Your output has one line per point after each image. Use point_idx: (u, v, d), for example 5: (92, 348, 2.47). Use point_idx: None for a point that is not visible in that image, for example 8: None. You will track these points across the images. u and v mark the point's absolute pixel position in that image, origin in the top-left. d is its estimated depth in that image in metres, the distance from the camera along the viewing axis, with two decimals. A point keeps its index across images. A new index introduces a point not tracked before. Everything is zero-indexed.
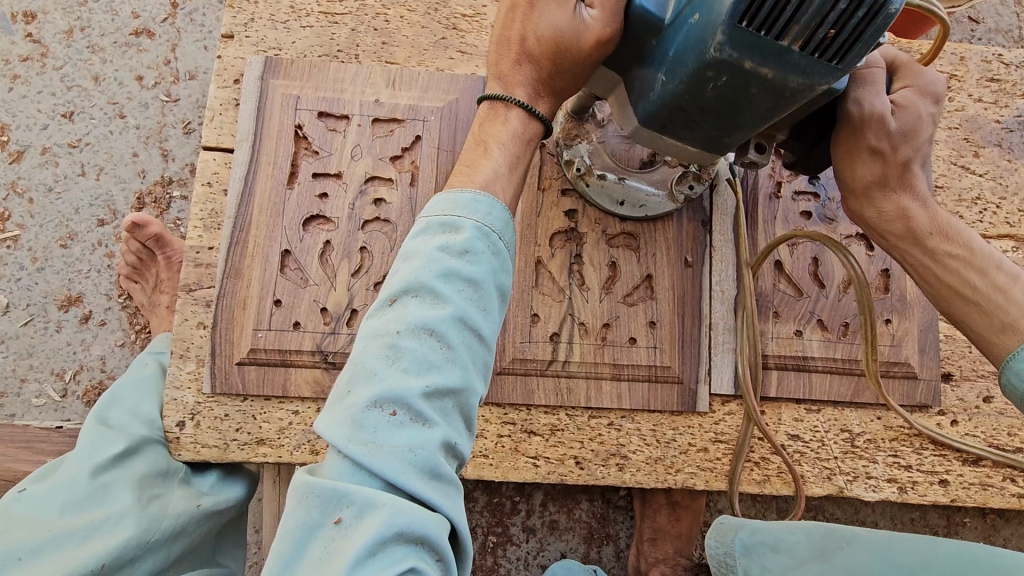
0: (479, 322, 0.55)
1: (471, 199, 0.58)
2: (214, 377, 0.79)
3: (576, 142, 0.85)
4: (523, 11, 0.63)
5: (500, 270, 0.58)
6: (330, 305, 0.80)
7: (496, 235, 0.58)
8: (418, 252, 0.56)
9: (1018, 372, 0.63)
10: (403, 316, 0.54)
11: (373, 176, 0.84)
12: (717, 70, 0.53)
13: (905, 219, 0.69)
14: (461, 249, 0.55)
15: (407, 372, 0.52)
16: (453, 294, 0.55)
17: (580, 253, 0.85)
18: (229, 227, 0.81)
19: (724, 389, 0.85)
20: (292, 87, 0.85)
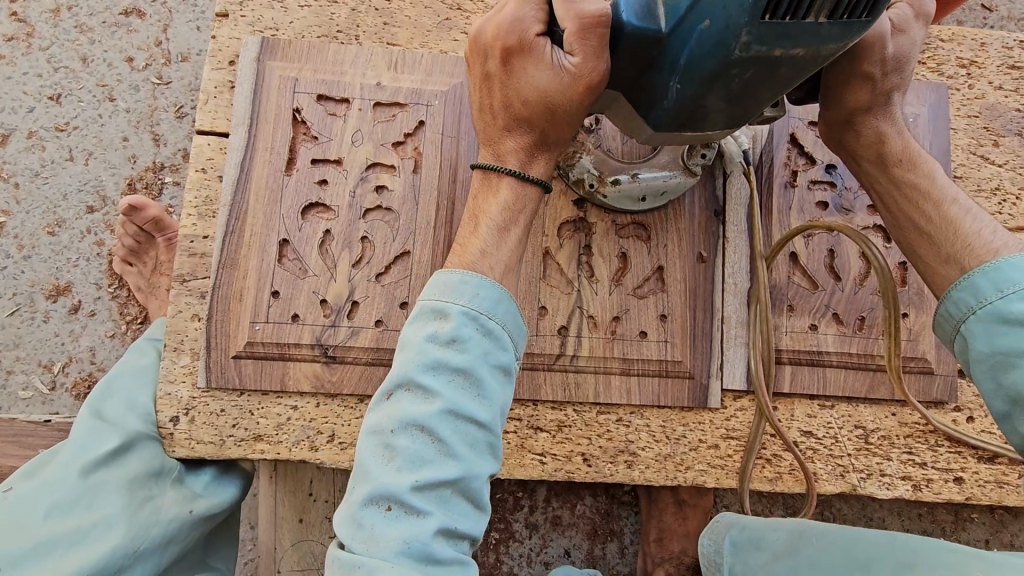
0: (473, 409, 0.53)
1: (459, 280, 0.56)
2: (209, 371, 0.76)
3: (576, 159, 0.82)
4: (497, 79, 0.60)
5: (494, 351, 0.55)
6: (330, 297, 0.77)
7: (486, 316, 0.55)
8: (408, 344, 0.55)
9: (957, 301, 0.60)
10: (396, 412, 0.54)
11: (375, 163, 0.81)
12: (742, 67, 0.51)
13: (880, 145, 0.67)
14: (447, 338, 0.54)
15: (398, 470, 0.51)
16: (443, 384, 0.53)
17: (589, 244, 0.82)
18: (224, 214, 0.78)
19: (736, 384, 0.83)
20: (290, 68, 0.82)
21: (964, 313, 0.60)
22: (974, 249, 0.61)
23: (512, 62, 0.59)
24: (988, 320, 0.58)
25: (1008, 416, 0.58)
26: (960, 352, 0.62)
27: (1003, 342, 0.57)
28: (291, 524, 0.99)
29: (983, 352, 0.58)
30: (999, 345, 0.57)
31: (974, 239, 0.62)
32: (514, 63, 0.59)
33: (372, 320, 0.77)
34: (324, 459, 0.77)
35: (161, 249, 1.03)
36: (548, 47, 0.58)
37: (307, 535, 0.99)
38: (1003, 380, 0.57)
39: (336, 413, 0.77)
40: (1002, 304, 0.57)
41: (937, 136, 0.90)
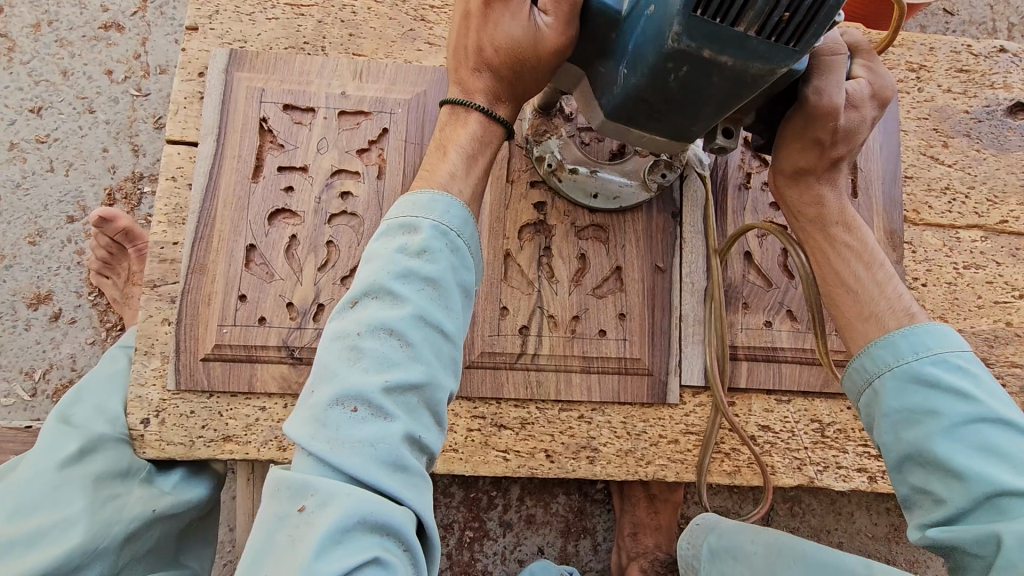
0: (441, 319, 0.55)
1: (430, 199, 0.58)
2: (178, 374, 0.78)
3: (545, 138, 0.85)
4: (476, 21, 0.62)
5: (462, 268, 0.58)
6: (296, 300, 0.79)
7: (456, 234, 0.57)
8: (378, 254, 0.56)
9: (875, 357, 0.63)
10: (364, 318, 0.54)
11: (339, 169, 0.83)
12: (676, 62, 0.53)
13: (818, 205, 0.71)
14: (418, 249, 0.55)
15: (366, 371, 0.52)
16: (414, 291, 0.54)
17: (549, 246, 0.85)
18: (193, 221, 0.81)
19: (693, 380, 0.86)
20: (257, 79, 0.85)
21: (880, 368, 0.63)
22: (895, 312, 0.65)
23: (492, 9, 0.61)
24: (903, 379, 0.61)
25: (902, 470, 0.62)
26: (862, 402, 0.65)
27: (913, 399, 0.60)
28: None
29: (894, 409, 0.61)
30: (910, 402, 0.60)
31: (896, 305, 0.66)
32: (494, 11, 0.61)
33: None
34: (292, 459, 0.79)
35: (138, 256, 1.05)
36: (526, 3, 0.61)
37: None
38: (902, 434, 0.61)
39: None
40: (917, 366, 0.61)
41: (887, 138, 0.94)
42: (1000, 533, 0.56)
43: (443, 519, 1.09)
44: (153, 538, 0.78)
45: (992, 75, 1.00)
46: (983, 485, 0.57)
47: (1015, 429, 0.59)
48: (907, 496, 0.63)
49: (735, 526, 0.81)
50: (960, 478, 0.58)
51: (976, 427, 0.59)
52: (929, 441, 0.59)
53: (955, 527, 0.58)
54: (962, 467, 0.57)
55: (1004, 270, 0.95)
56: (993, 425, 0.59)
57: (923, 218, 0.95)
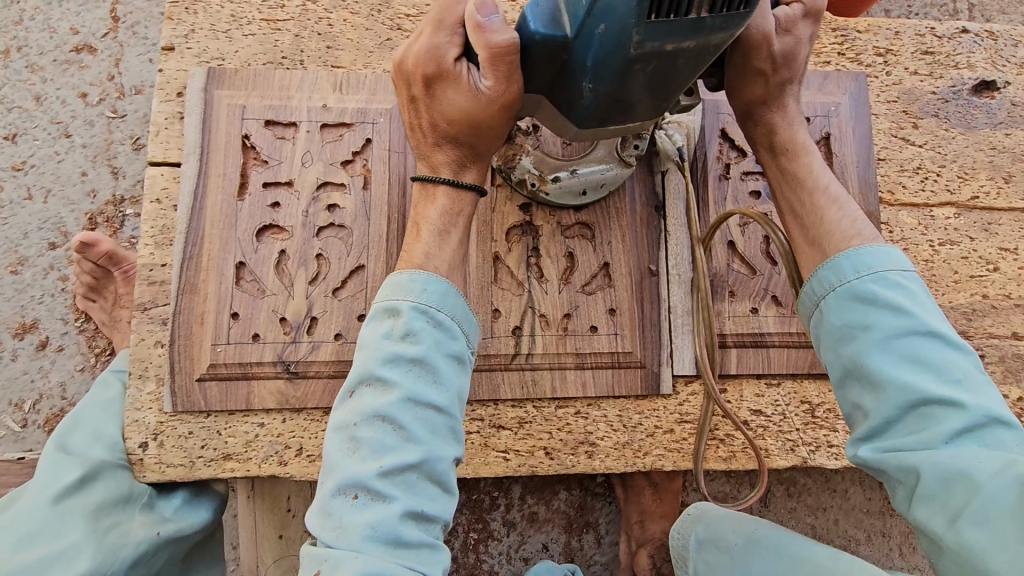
0: (431, 395, 0.55)
1: (408, 279, 0.59)
2: (175, 396, 0.78)
3: (516, 160, 0.84)
4: (423, 102, 0.64)
5: (447, 339, 0.58)
6: (289, 315, 0.79)
7: (436, 309, 0.58)
8: (365, 342, 0.57)
9: (822, 280, 0.67)
10: (359, 407, 0.55)
11: (326, 182, 0.83)
12: (642, 64, 0.54)
13: (769, 134, 0.74)
14: (401, 332, 0.56)
15: (364, 459, 0.53)
16: (401, 373, 0.55)
17: (537, 246, 0.86)
18: (181, 242, 0.81)
19: (686, 370, 0.88)
20: (237, 96, 0.84)
21: (826, 291, 0.67)
22: (833, 234, 0.69)
23: (435, 86, 0.63)
24: (844, 298, 0.65)
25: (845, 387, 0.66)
26: (812, 326, 0.69)
27: (852, 316, 0.64)
28: (272, 541, 1.01)
29: (835, 325, 0.65)
30: (849, 319, 0.64)
31: (835, 227, 0.69)
32: (437, 87, 0.63)
33: (332, 333, 0.80)
34: (294, 474, 0.79)
35: (124, 280, 1.04)
36: (463, 68, 0.62)
37: (289, 551, 1.01)
38: (842, 350, 0.65)
39: (303, 426, 0.80)
40: (858, 285, 0.65)
41: (859, 122, 0.96)
42: (917, 464, 0.58)
43: None
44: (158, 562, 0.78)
45: (956, 56, 1.02)
46: (904, 397, 0.60)
47: (946, 344, 0.63)
48: (852, 417, 0.66)
49: (722, 517, 0.82)
50: (883, 389, 0.61)
51: (907, 341, 0.62)
52: (863, 355, 0.63)
53: (885, 447, 0.62)
54: (886, 380, 0.61)
55: (978, 245, 0.98)
56: (926, 340, 0.62)
57: (897, 199, 0.98)
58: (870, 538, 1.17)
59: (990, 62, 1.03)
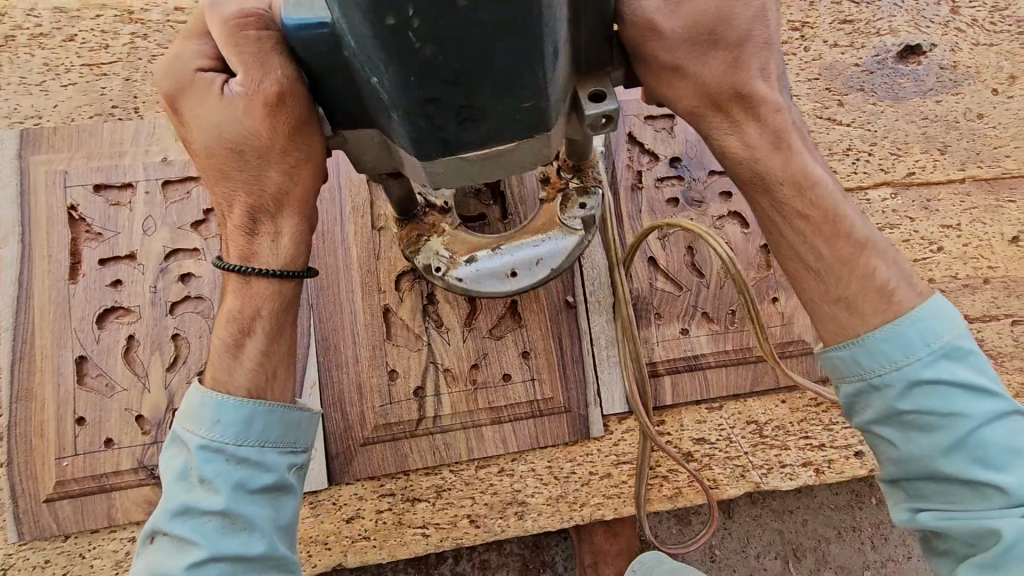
0: (234, 549, 0.50)
1: (199, 403, 0.52)
2: (20, 524, 0.67)
3: (422, 242, 0.72)
4: (183, 132, 0.52)
5: (253, 476, 0.52)
6: (146, 411, 0.69)
7: (234, 445, 0.51)
8: (164, 484, 0.53)
9: (883, 354, 0.52)
10: (156, 564, 0.51)
11: (175, 250, 0.72)
12: (393, 11, 0.35)
13: (752, 162, 0.55)
14: (194, 480, 0.51)
15: None
16: (197, 528, 0.50)
17: (433, 292, 0.76)
18: (7, 340, 0.69)
19: (616, 408, 0.79)
20: (59, 160, 0.72)
21: (885, 367, 0.52)
22: (869, 292, 0.54)
23: (185, 108, 0.50)
24: (912, 378, 0.51)
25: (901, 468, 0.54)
26: (855, 402, 0.55)
27: (923, 401, 0.51)
28: None
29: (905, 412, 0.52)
30: (920, 404, 0.51)
31: (868, 282, 0.54)
32: (186, 107, 0.50)
33: None
34: None
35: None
36: (220, 76, 0.50)
37: None
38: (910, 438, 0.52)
39: None
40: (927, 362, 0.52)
41: None
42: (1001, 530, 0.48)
43: None
44: None
45: (877, 21, 0.94)
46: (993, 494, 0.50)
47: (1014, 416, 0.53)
48: (899, 480, 0.55)
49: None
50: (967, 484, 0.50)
51: (988, 425, 0.51)
52: (939, 447, 0.51)
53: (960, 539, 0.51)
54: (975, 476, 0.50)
55: (919, 225, 0.90)
56: (998, 418, 0.52)
57: None
58: (841, 536, 1.11)
59: (912, 24, 0.94)
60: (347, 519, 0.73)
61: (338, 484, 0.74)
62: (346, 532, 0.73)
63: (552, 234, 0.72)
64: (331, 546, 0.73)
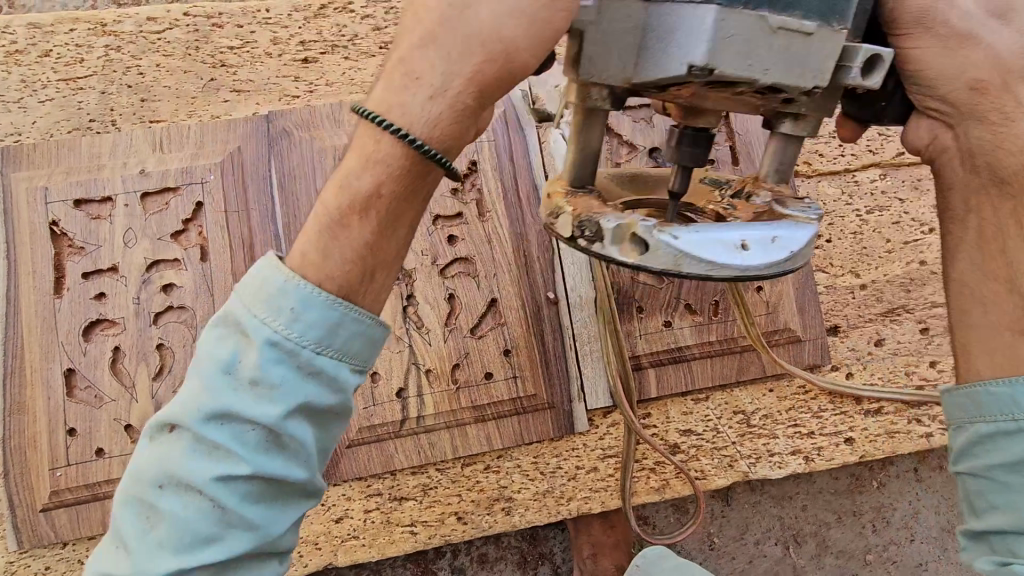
0: (277, 469, 0.45)
1: (281, 291, 0.44)
2: (18, 533, 0.69)
3: (574, 210, 0.49)
4: None
5: (316, 393, 0.45)
6: (135, 420, 0.70)
7: (308, 351, 0.44)
8: (200, 376, 0.45)
9: None
10: (176, 457, 0.45)
11: (156, 261, 0.73)
12: None
13: None
14: (249, 380, 0.44)
15: (173, 530, 0.44)
16: (241, 435, 0.44)
17: (413, 293, 0.76)
18: None
19: (601, 402, 0.79)
20: (39, 176, 0.73)
21: None
22: None
23: None
24: None
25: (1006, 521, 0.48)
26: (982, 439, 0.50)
27: None
28: None
29: None
30: None
31: None
32: None
33: None
34: None
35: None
36: None
37: None
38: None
39: None
40: None
41: None
42: None
43: None
44: None
45: None
46: None
47: None
48: (986, 533, 0.49)
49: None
50: None
51: None
52: None
53: None
54: None
55: (910, 206, 0.89)
56: None
57: (816, 169, 0.88)
58: (841, 519, 1.11)
59: None
60: (336, 519, 0.75)
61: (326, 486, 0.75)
62: (336, 532, 0.74)
63: (782, 219, 0.48)
64: (322, 546, 0.74)
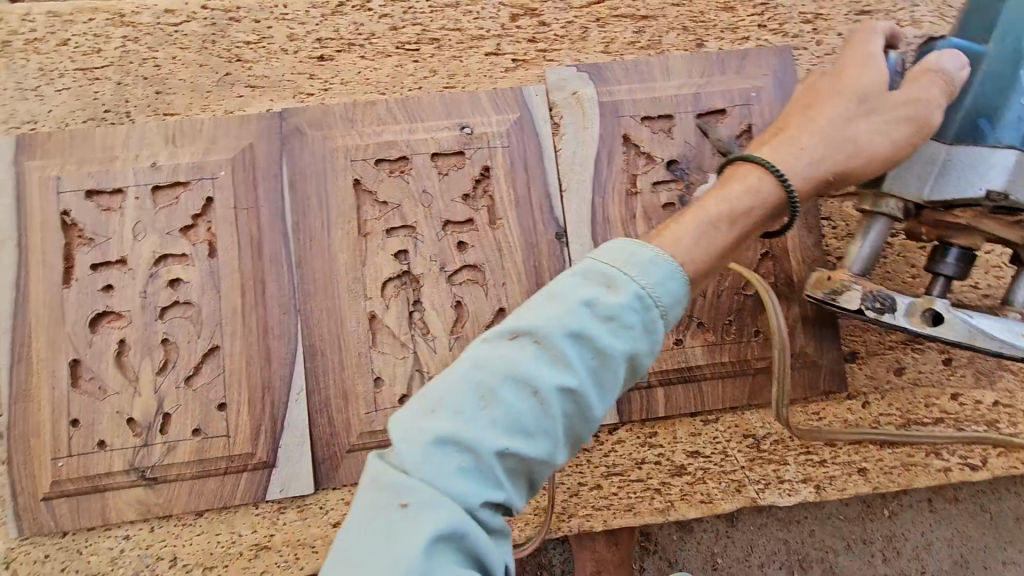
0: (593, 403, 0.47)
1: (649, 259, 0.49)
2: (20, 520, 0.69)
3: (849, 287, 0.72)
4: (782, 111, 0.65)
5: (646, 351, 0.49)
6: (137, 414, 0.70)
7: (659, 309, 0.48)
8: (558, 295, 0.48)
9: None
10: (520, 356, 0.46)
11: (164, 255, 0.73)
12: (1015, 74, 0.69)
13: None
14: (607, 312, 0.47)
15: (495, 423, 0.44)
16: (574, 359, 0.46)
17: (419, 299, 0.75)
18: (6, 343, 0.71)
19: (607, 418, 0.77)
20: (51, 166, 0.73)
21: None
22: None
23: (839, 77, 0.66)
24: None
25: None
26: None
27: None
28: None
29: None
30: None
31: None
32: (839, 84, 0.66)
33: (189, 429, 0.70)
34: None
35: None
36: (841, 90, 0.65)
37: None
38: None
39: (174, 533, 0.71)
40: None
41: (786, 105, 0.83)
42: None
43: None
44: None
45: (898, 12, 0.88)
46: None
47: None
48: None
49: None
50: None
51: None
52: None
53: None
54: None
55: None
56: None
57: None
58: (850, 547, 1.07)
59: (937, 14, 0.88)
60: (334, 525, 0.73)
61: (325, 489, 0.73)
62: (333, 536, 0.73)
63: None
64: (318, 550, 0.73)
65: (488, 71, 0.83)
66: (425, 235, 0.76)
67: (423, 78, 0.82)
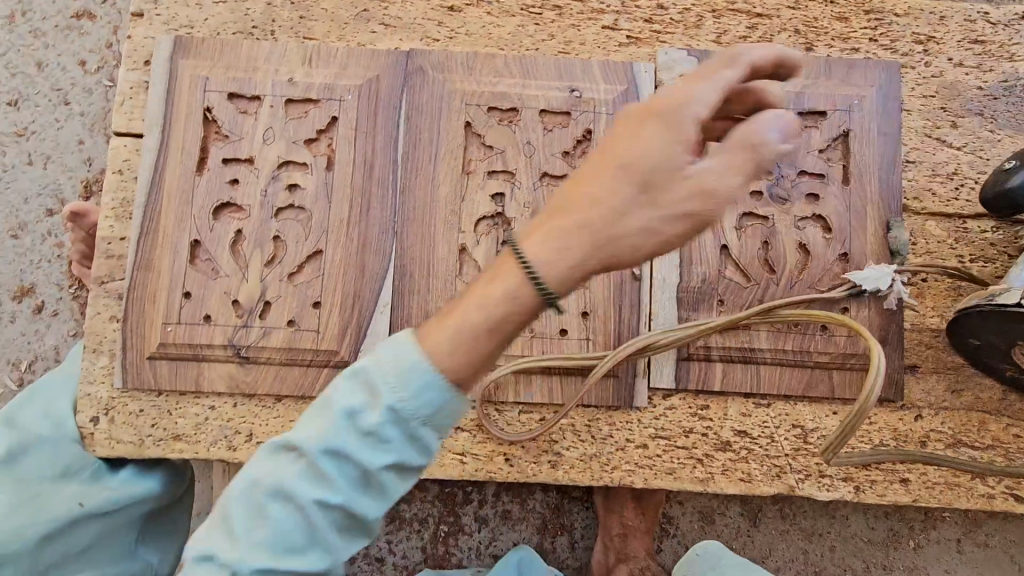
0: (362, 505, 0.49)
1: (410, 369, 0.46)
2: (126, 373, 0.77)
3: None
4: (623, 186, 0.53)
5: (412, 458, 0.48)
6: (242, 298, 0.77)
7: (416, 421, 0.47)
8: (324, 411, 0.48)
9: None
10: (305, 464, 0.48)
11: (287, 161, 0.79)
12: None
13: None
14: (365, 430, 0.46)
15: (263, 533, 0.48)
16: (338, 470, 0.47)
17: (508, 240, 0.80)
18: (139, 216, 0.79)
19: (664, 383, 0.81)
20: (202, 67, 0.81)
21: None
22: None
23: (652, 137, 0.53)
24: None
25: None
26: None
27: None
28: None
29: None
30: None
31: None
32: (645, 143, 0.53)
33: (285, 320, 0.77)
34: (241, 459, 0.77)
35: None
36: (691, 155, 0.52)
37: None
38: None
39: (253, 412, 0.78)
40: None
41: (886, 118, 0.85)
42: None
43: (418, 513, 1.10)
44: (96, 533, 0.77)
45: (1012, 47, 0.90)
46: None
47: None
48: None
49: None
50: None
51: None
52: None
53: None
54: None
55: None
56: None
57: (926, 207, 0.86)
58: (869, 569, 1.08)
59: None
60: None
61: None
62: None
63: None
64: None
65: (603, 43, 0.87)
66: (522, 183, 0.81)
67: (541, 39, 0.86)
